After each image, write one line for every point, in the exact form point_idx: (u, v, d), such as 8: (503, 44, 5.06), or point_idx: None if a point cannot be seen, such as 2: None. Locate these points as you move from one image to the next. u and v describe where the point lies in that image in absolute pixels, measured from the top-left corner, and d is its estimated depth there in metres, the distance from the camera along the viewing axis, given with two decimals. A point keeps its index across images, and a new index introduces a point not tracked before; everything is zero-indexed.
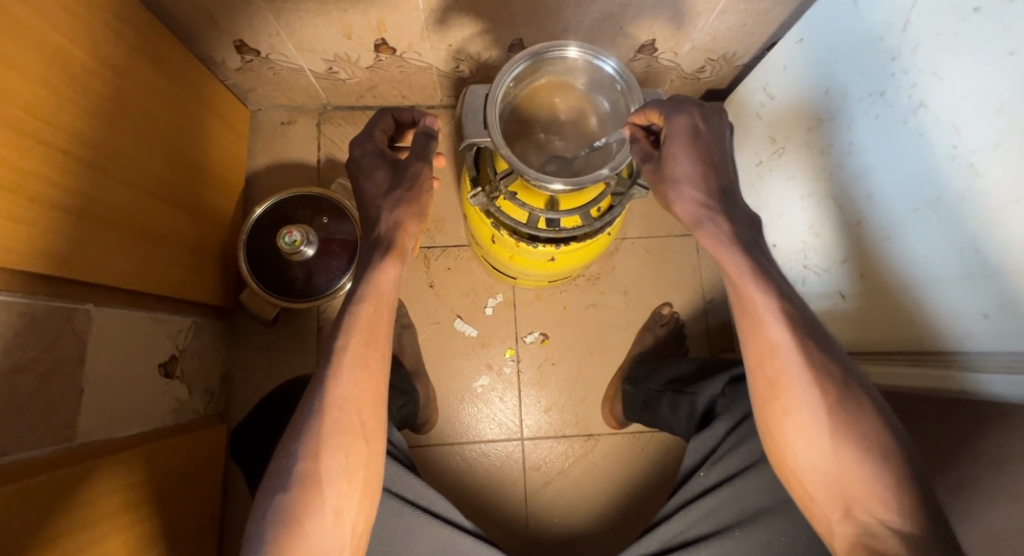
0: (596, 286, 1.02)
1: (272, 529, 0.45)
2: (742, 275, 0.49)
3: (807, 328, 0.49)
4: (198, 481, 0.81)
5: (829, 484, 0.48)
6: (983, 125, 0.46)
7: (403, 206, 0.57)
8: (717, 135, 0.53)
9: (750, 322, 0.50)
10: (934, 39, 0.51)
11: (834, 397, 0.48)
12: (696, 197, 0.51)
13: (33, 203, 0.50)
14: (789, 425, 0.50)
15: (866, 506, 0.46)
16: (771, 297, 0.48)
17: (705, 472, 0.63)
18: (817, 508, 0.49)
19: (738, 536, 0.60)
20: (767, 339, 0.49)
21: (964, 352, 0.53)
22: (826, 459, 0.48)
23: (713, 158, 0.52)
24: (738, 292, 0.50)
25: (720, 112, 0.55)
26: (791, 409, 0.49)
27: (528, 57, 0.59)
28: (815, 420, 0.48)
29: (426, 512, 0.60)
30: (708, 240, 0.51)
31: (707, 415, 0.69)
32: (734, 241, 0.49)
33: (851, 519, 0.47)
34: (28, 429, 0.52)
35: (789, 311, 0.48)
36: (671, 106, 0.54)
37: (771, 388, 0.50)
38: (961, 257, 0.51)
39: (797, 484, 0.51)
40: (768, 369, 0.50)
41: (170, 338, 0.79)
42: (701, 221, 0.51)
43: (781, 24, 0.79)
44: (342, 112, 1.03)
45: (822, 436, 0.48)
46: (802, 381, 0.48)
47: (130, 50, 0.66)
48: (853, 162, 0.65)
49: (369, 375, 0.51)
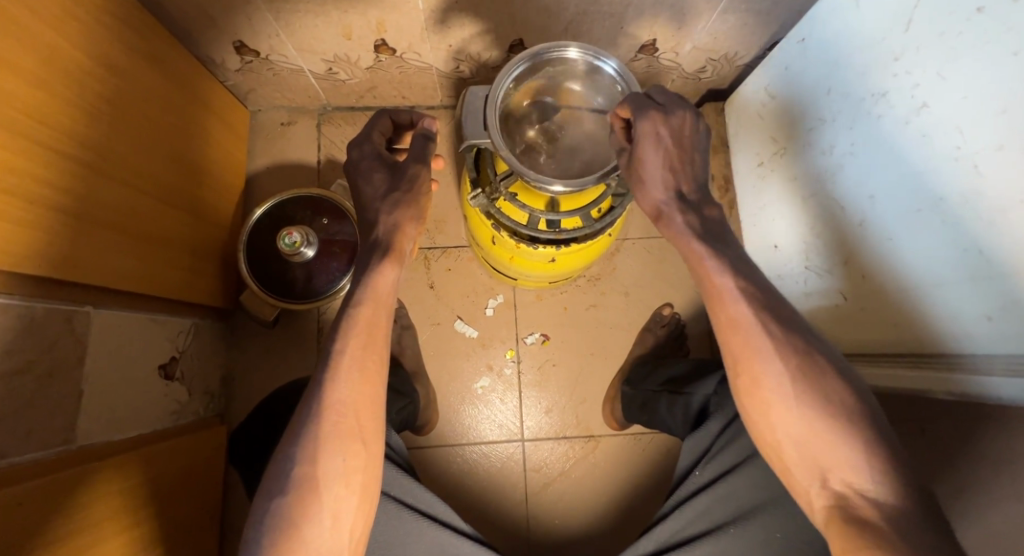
0: (597, 287, 1.02)
1: (269, 533, 0.45)
2: (702, 257, 0.50)
3: (769, 304, 0.49)
4: (198, 482, 0.81)
5: (805, 452, 0.46)
6: (985, 125, 0.46)
7: (400, 208, 0.56)
8: (679, 139, 0.53)
9: (712, 303, 0.50)
10: (936, 39, 0.51)
11: (796, 363, 0.47)
12: (657, 196, 0.54)
13: (32, 205, 0.50)
14: (759, 400, 0.48)
15: (842, 473, 0.44)
16: (728, 276, 0.49)
17: (699, 471, 0.64)
18: (797, 480, 0.47)
19: (732, 533, 0.60)
20: (729, 314, 0.48)
21: (967, 354, 0.53)
22: (799, 428, 0.46)
23: (674, 160, 0.53)
24: (697, 275, 0.51)
25: (685, 108, 0.54)
26: (758, 381, 0.48)
27: (528, 58, 0.60)
28: (781, 387, 0.47)
29: (425, 515, 0.60)
30: (668, 231, 0.53)
31: (701, 414, 0.70)
32: (690, 227, 0.52)
33: (828, 489, 0.45)
34: (27, 431, 0.52)
35: (748, 289, 0.49)
36: (636, 108, 0.53)
37: (737, 362, 0.49)
38: (963, 258, 0.50)
39: (775, 454, 0.49)
40: (733, 343, 0.49)
41: (170, 339, 0.79)
42: (661, 212, 0.53)
43: (782, 24, 0.79)
44: (342, 113, 1.03)
45: (791, 407, 0.46)
46: (765, 351, 0.47)
47: (129, 51, 0.66)
48: (855, 164, 0.64)
49: (366, 379, 0.51)
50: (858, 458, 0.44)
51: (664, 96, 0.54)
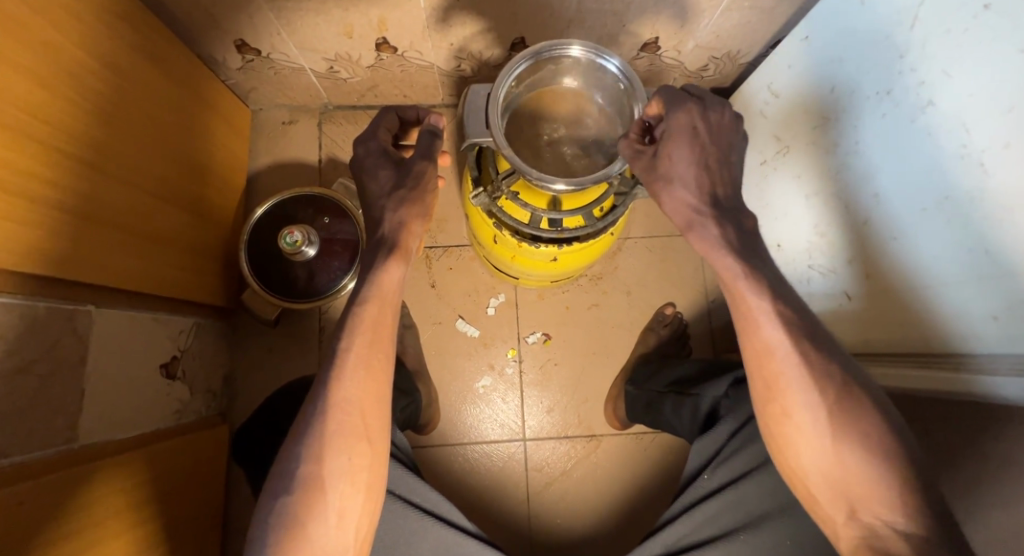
0: (598, 286, 1.01)
1: (273, 531, 0.45)
2: (735, 277, 0.48)
3: (803, 327, 0.48)
4: (201, 481, 0.81)
5: (833, 484, 0.47)
6: (991, 123, 0.46)
7: (406, 206, 0.56)
8: (716, 137, 0.52)
9: (746, 324, 0.49)
10: (943, 36, 0.50)
11: (834, 399, 0.46)
12: (688, 199, 0.51)
13: (32, 203, 0.50)
14: (789, 428, 0.48)
15: (871, 507, 0.45)
16: (765, 299, 0.47)
17: (709, 475, 0.63)
18: (822, 510, 0.48)
19: (742, 540, 0.59)
20: (763, 340, 0.48)
21: (974, 353, 0.52)
22: (828, 459, 0.47)
23: (709, 161, 0.52)
24: (732, 295, 0.49)
25: (722, 107, 0.54)
26: (792, 411, 0.48)
27: (531, 57, 0.58)
28: (815, 420, 0.47)
29: (429, 514, 0.60)
30: (699, 243, 0.51)
31: (710, 416, 0.69)
32: (726, 244, 0.49)
33: (855, 521, 0.46)
34: (29, 430, 0.52)
35: (784, 312, 0.47)
36: (672, 101, 0.53)
37: (769, 390, 0.49)
38: (969, 257, 0.50)
39: (801, 484, 0.49)
40: (765, 370, 0.49)
41: (171, 339, 0.79)
42: (693, 225, 0.51)
43: (786, 22, 0.78)
44: (344, 112, 1.03)
45: (822, 436, 0.47)
46: (799, 379, 0.47)
47: (130, 49, 0.65)
48: (860, 162, 0.64)
49: (371, 377, 0.50)
50: None
51: (700, 92, 0.54)
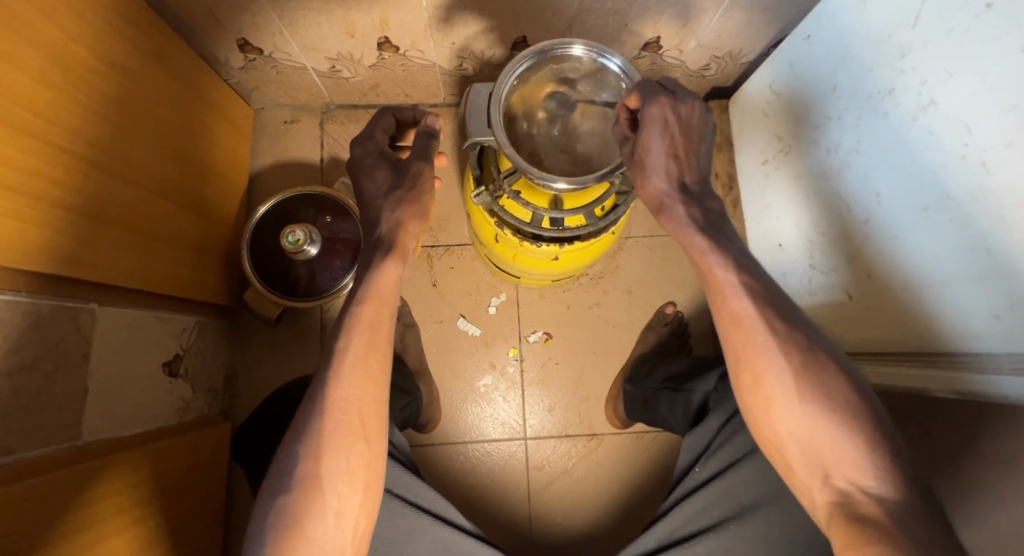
0: (600, 286, 1.01)
1: (272, 531, 0.45)
2: (702, 252, 0.51)
3: (770, 298, 0.49)
4: (203, 479, 0.81)
5: (806, 451, 0.46)
6: (994, 122, 0.46)
7: (403, 206, 0.56)
8: (686, 129, 0.54)
9: (715, 297, 0.51)
10: (944, 35, 0.50)
11: (799, 363, 0.47)
12: (659, 185, 0.53)
13: (38, 203, 0.50)
14: (762, 397, 0.48)
15: (844, 471, 0.44)
16: (729, 271, 0.49)
17: (700, 467, 0.63)
18: (797, 477, 0.48)
19: (732, 529, 0.59)
20: (730, 310, 0.49)
21: (974, 352, 0.52)
22: (799, 426, 0.46)
23: (679, 152, 0.54)
24: (700, 269, 0.52)
25: (694, 99, 0.55)
26: (762, 377, 0.48)
27: (534, 55, 0.60)
28: (784, 384, 0.47)
29: (428, 513, 0.60)
30: (669, 223, 0.54)
31: (702, 410, 0.70)
32: (692, 220, 0.52)
33: (830, 486, 0.45)
34: (33, 428, 0.52)
35: (749, 282, 0.49)
36: (647, 92, 0.53)
37: (739, 360, 0.50)
38: (971, 256, 0.50)
39: (776, 453, 0.49)
40: (735, 340, 0.49)
41: (175, 337, 0.80)
42: (663, 205, 0.54)
43: (787, 22, 0.78)
44: (346, 111, 1.03)
45: (794, 404, 0.46)
46: (767, 345, 0.48)
47: (134, 49, 0.66)
48: (860, 161, 0.64)
49: (369, 376, 0.51)
50: (865, 457, 0.43)
51: (673, 85, 0.55)
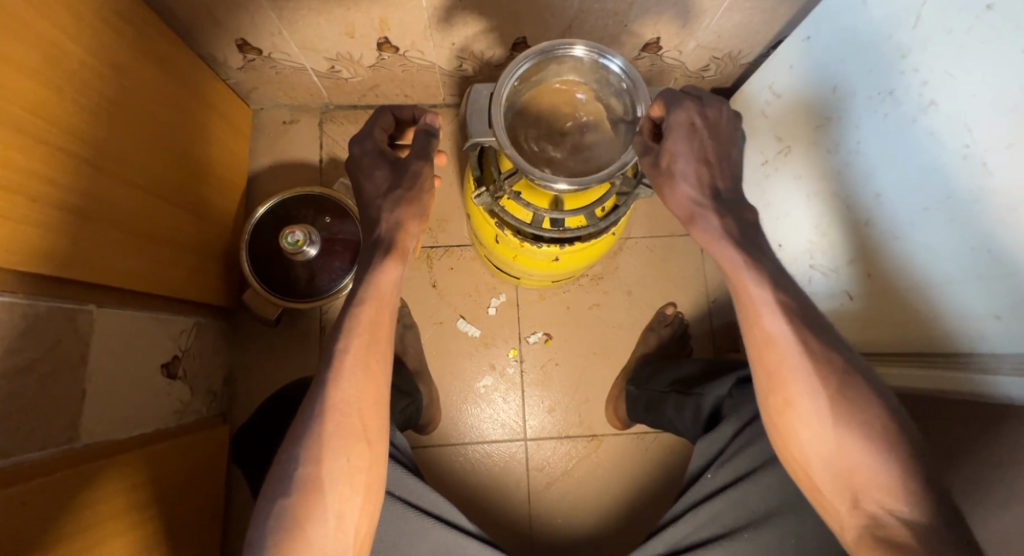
0: (599, 286, 1.01)
1: (272, 533, 0.45)
2: (737, 268, 0.49)
3: (803, 316, 0.48)
4: (202, 481, 0.81)
5: (836, 474, 0.47)
6: (995, 123, 0.46)
7: (402, 206, 0.56)
8: (716, 133, 0.53)
9: (747, 314, 0.50)
10: (945, 36, 0.50)
11: (835, 387, 0.47)
12: (689, 192, 0.52)
13: (35, 203, 0.50)
14: (793, 419, 0.49)
15: (873, 496, 0.45)
16: (766, 288, 0.48)
17: (712, 474, 0.63)
18: (826, 499, 0.49)
19: (746, 537, 0.59)
20: (765, 330, 0.48)
21: (977, 352, 0.52)
22: (829, 447, 0.47)
23: (709, 155, 0.53)
24: (733, 285, 0.50)
25: (721, 104, 0.55)
26: (793, 400, 0.49)
27: (534, 56, 0.58)
28: (817, 409, 0.47)
29: (430, 515, 0.60)
30: (703, 235, 0.51)
31: (713, 417, 0.70)
32: (726, 234, 0.50)
33: (859, 510, 0.46)
34: (29, 430, 0.51)
35: (785, 300, 0.48)
36: (672, 98, 0.54)
37: (771, 380, 0.49)
38: (972, 256, 0.50)
39: (805, 478, 0.50)
40: (767, 360, 0.49)
41: (173, 339, 0.79)
42: (695, 217, 0.52)
43: (786, 22, 0.78)
44: (345, 111, 1.03)
45: (828, 429, 0.47)
46: (800, 366, 0.48)
47: (132, 49, 0.65)
48: (861, 161, 0.64)
49: (370, 378, 0.50)
50: None
51: (698, 91, 0.55)
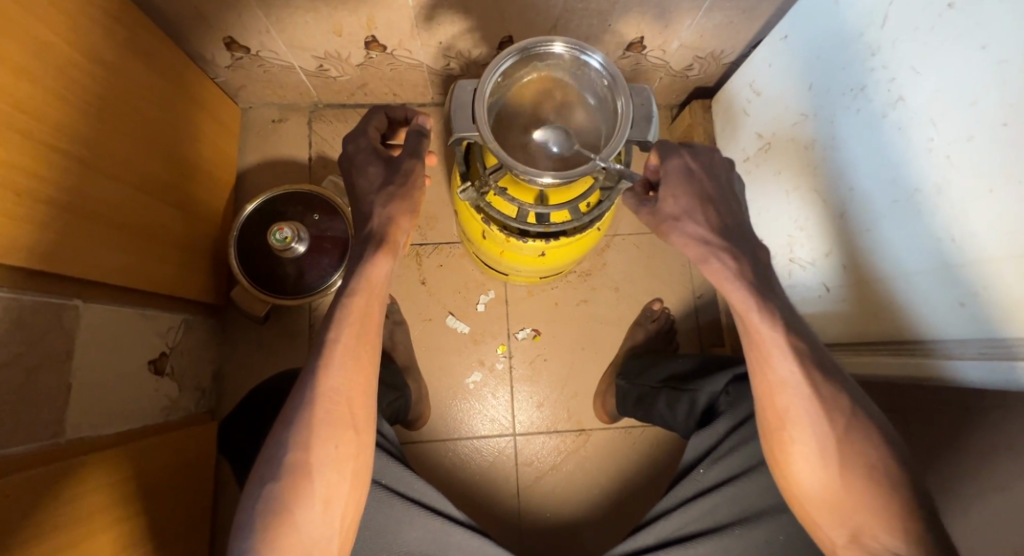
0: (587, 282, 1.03)
1: (261, 516, 0.46)
2: (749, 309, 0.50)
3: (813, 356, 0.50)
4: (187, 479, 0.81)
5: (835, 510, 0.50)
6: (957, 118, 0.48)
7: (394, 202, 0.56)
8: (711, 173, 0.56)
9: (758, 356, 0.51)
10: (911, 34, 0.52)
11: (843, 429, 0.49)
12: (697, 232, 0.53)
13: (22, 198, 0.50)
14: (794, 453, 0.51)
15: (873, 532, 0.48)
16: (777, 330, 0.49)
17: (705, 470, 0.64)
18: (822, 531, 0.51)
19: (737, 533, 0.61)
20: (775, 371, 0.50)
21: (939, 339, 0.54)
22: (824, 468, 0.50)
23: (710, 195, 0.54)
24: (743, 323, 0.51)
25: (712, 150, 0.58)
26: (798, 439, 0.51)
27: (516, 53, 0.59)
28: (822, 449, 0.50)
29: (417, 504, 0.61)
30: (712, 274, 0.52)
31: (708, 411, 0.71)
32: (741, 276, 0.50)
33: (857, 542, 0.49)
34: (15, 425, 0.52)
35: (798, 344, 0.50)
36: (665, 147, 0.56)
37: (777, 417, 0.51)
38: (936, 249, 0.52)
39: (802, 508, 0.53)
40: (775, 402, 0.51)
41: (160, 335, 0.79)
42: (707, 256, 0.52)
43: (766, 22, 0.80)
44: (334, 110, 1.04)
45: (833, 470, 0.49)
46: (808, 413, 0.50)
47: (120, 47, 0.66)
48: (836, 156, 0.66)
49: (358, 368, 0.51)
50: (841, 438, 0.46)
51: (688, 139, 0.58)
